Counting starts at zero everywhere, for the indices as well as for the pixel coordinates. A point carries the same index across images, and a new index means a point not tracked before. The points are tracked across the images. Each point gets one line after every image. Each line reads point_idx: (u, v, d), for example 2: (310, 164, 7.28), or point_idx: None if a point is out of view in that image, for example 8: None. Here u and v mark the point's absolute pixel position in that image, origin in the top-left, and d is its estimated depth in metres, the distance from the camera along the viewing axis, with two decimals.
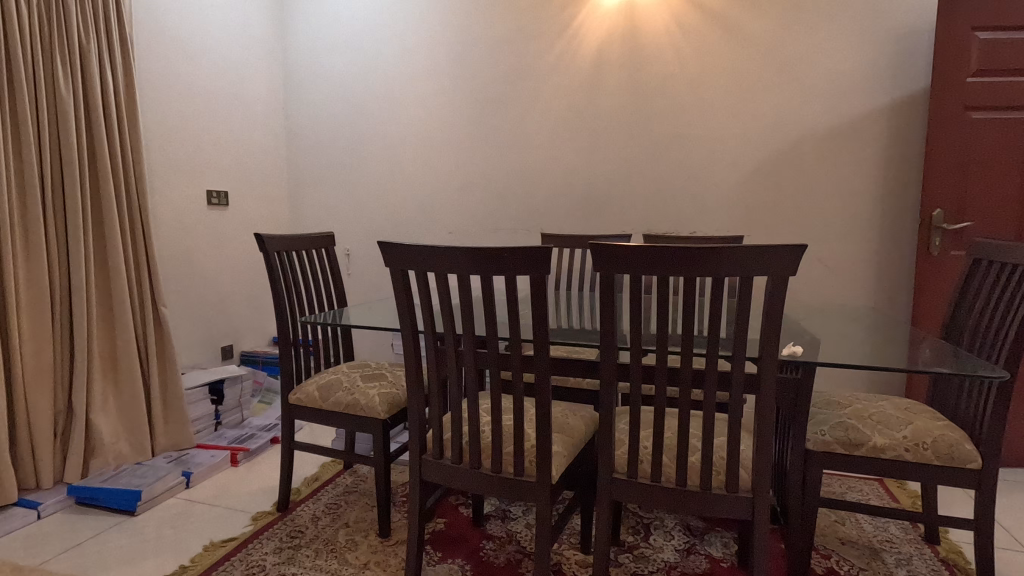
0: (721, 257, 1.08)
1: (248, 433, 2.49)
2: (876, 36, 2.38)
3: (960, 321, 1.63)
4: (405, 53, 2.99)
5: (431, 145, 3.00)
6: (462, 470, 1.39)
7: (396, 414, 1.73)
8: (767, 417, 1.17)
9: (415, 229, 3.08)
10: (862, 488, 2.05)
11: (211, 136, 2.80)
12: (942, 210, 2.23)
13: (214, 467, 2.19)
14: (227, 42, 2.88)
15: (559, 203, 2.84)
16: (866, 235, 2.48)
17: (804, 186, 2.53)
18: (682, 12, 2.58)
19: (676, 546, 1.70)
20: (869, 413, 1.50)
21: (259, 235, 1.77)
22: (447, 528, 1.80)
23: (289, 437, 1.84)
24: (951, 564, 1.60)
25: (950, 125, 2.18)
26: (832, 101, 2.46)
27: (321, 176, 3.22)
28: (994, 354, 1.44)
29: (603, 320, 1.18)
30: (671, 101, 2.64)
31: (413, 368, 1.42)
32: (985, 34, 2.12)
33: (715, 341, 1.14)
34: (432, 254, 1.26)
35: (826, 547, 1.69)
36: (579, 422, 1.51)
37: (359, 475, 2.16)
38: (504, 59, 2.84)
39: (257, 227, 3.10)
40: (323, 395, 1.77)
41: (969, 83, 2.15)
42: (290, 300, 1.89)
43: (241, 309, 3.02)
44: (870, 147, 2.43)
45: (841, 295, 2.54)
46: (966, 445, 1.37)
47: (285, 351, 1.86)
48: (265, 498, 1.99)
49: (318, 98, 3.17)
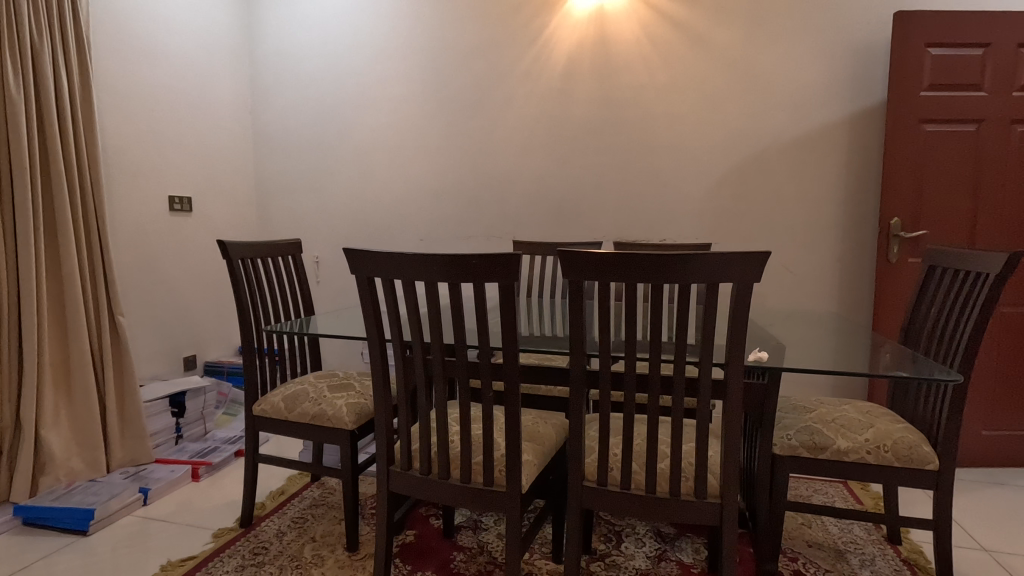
0: (688, 264, 1.09)
1: (210, 446, 2.40)
2: (836, 50, 2.46)
3: (916, 326, 1.68)
4: (376, 57, 2.96)
5: (402, 151, 2.98)
6: (430, 482, 1.37)
7: (364, 424, 1.69)
8: (734, 423, 1.18)
9: (386, 236, 3.04)
10: (828, 490, 2.10)
11: (173, 138, 2.72)
12: (900, 218, 2.30)
13: (173, 483, 2.10)
14: (190, 43, 2.81)
15: (531, 210, 2.84)
16: (829, 243, 2.55)
17: (770, 195, 2.59)
18: (651, 23, 2.63)
19: (647, 553, 1.70)
20: (832, 417, 1.53)
21: (222, 241, 1.72)
22: (417, 540, 1.77)
23: (253, 450, 1.78)
24: (912, 564, 1.64)
25: (906, 137, 2.26)
26: (796, 112, 2.52)
27: (290, 182, 3.16)
28: (949, 357, 1.49)
29: (573, 327, 1.17)
30: (641, 110, 2.68)
31: (381, 377, 1.39)
32: (937, 50, 2.21)
33: (682, 348, 1.14)
34: (399, 260, 1.24)
35: (793, 550, 1.72)
36: (550, 430, 1.50)
37: (327, 488, 2.11)
38: (476, 66, 2.84)
39: (221, 234, 3.01)
40: (289, 405, 1.72)
41: (923, 96, 2.24)
42: (254, 308, 1.84)
43: (206, 318, 2.94)
44: (832, 157, 2.51)
45: (806, 302, 2.60)
46: (924, 447, 1.41)
47: (249, 361, 1.80)
48: (227, 514, 1.92)
49: (286, 102, 3.12)
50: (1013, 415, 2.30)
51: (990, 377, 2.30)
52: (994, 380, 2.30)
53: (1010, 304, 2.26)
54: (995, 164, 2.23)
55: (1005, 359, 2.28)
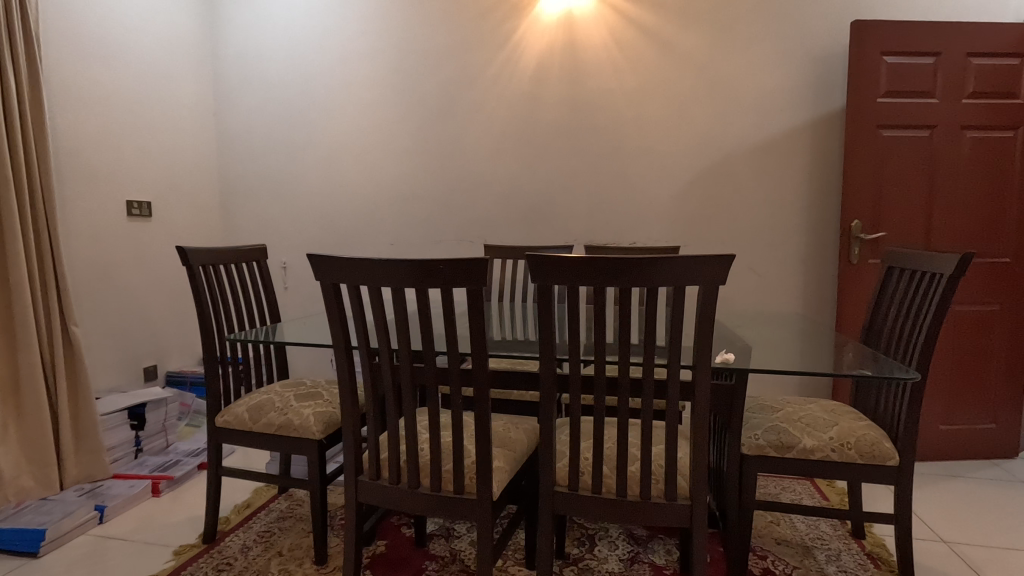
0: (655, 267, 1.09)
1: (172, 460, 2.32)
2: (797, 58, 2.53)
3: (877, 325, 1.73)
4: (343, 60, 2.91)
5: (371, 155, 2.93)
6: (400, 491, 1.34)
7: (332, 434, 1.65)
8: (703, 424, 1.19)
9: (355, 240, 2.99)
10: (795, 487, 2.14)
11: (131, 140, 2.63)
12: (860, 220, 2.37)
13: (133, 499, 2.02)
14: (149, 41, 2.72)
15: (501, 213, 2.84)
16: (793, 246, 2.61)
17: (736, 198, 2.63)
18: (619, 29, 2.65)
19: (620, 556, 1.70)
20: (798, 416, 1.56)
21: (181, 248, 1.65)
22: (388, 550, 1.73)
23: (216, 463, 1.72)
24: (876, 557, 1.68)
25: (865, 141, 2.33)
26: (760, 117, 2.58)
27: (255, 186, 3.09)
28: (908, 355, 1.53)
29: (542, 331, 1.17)
30: (610, 115, 2.70)
31: (348, 386, 1.36)
32: (892, 58, 2.29)
33: (651, 350, 1.15)
34: (365, 266, 1.21)
35: (762, 548, 1.74)
36: (521, 435, 1.49)
37: (294, 499, 2.06)
38: (446, 69, 2.82)
39: (183, 240, 2.92)
40: (253, 416, 1.67)
41: (880, 102, 2.31)
42: (216, 316, 1.78)
43: (168, 328, 2.85)
44: (794, 161, 2.57)
45: (773, 302, 2.65)
46: (885, 444, 1.45)
47: (211, 371, 1.73)
48: (189, 530, 1.85)
49: (250, 104, 3.05)
50: (968, 409, 2.39)
51: (948, 373, 2.38)
52: (951, 377, 2.38)
53: (964, 303, 2.34)
54: (948, 168, 2.32)
55: (959, 355, 2.37)
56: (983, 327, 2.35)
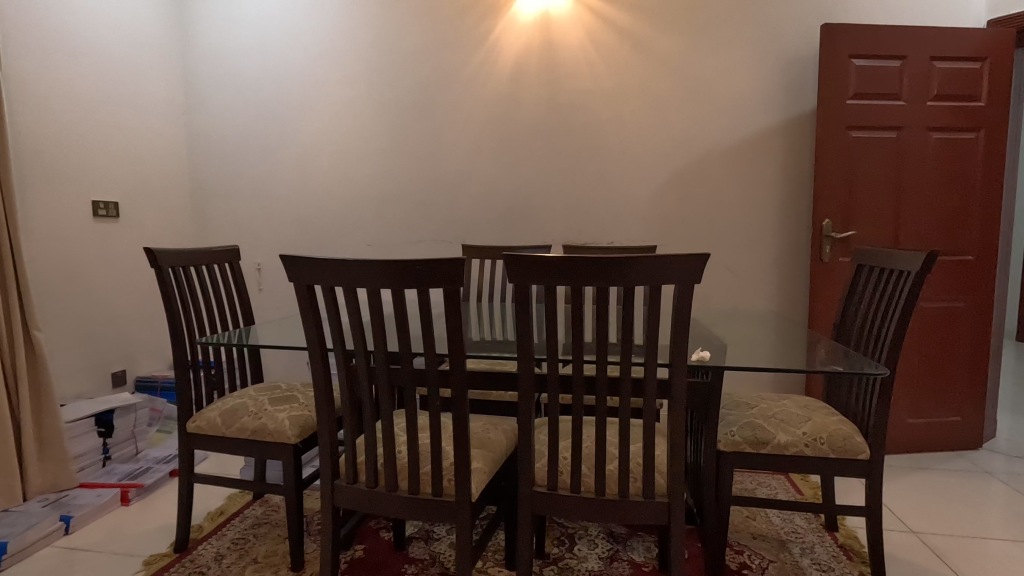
0: (632, 266, 1.10)
1: (142, 467, 2.26)
2: (770, 60, 2.58)
3: (848, 322, 1.77)
4: (318, 58, 2.87)
5: (347, 155, 2.90)
6: (377, 494, 1.32)
7: (308, 437, 1.63)
8: (680, 422, 1.20)
9: (331, 241, 2.95)
10: (770, 482, 2.17)
11: (97, 139, 2.55)
12: (831, 219, 2.42)
13: (100, 509, 1.96)
14: (116, 37, 2.64)
15: (480, 213, 2.83)
16: (767, 245, 2.65)
17: (711, 197, 2.67)
18: (596, 29, 2.66)
19: (600, 554, 1.71)
20: (773, 412, 1.59)
21: (150, 249, 1.60)
22: (367, 555, 1.71)
23: (188, 470, 1.68)
24: (848, 549, 1.72)
25: (835, 142, 2.38)
26: (734, 118, 2.62)
27: (227, 186, 3.02)
28: (877, 351, 1.57)
29: (520, 331, 1.16)
30: (587, 115, 2.71)
31: (323, 388, 1.34)
32: (861, 61, 2.34)
33: (629, 348, 1.15)
34: (340, 267, 1.19)
35: (739, 543, 1.76)
36: (500, 436, 1.49)
37: (270, 505, 2.02)
38: (423, 69, 2.80)
39: (153, 241, 2.85)
40: (226, 420, 1.63)
41: (849, 104, 2.36)
42: (187, 318, 1.73)
43: (138, 332, 2.78)
44: (767, 161, 2.62)
45: (747, 300, 2.69)
46: (856, 438, 1.48)
47: (182, 375, 1.69)
48: (160, 539, 1.80)
49: (222, 103, 2.98)
50: (935, 403, 2.46)
51: (916, 368, 2.45)
52: (919, 371, 2.45)
53: (930, 300, 2.41)
54: (914, 169, 2.39)
55: (926, 351, 2.43)
56: (948, 323, 2.42)
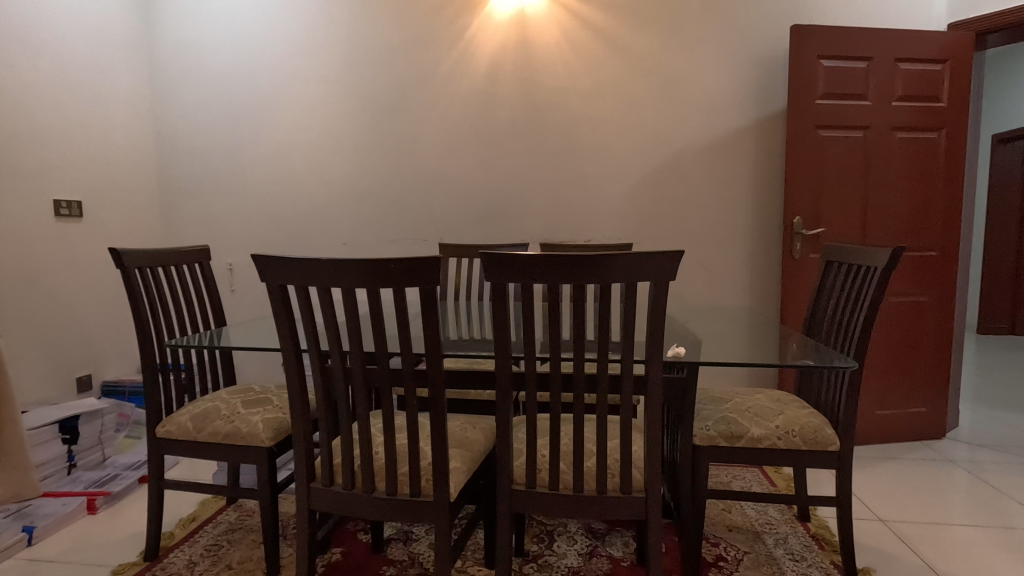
0: (608, 263, 1.10)
1: (110, 475, 2.20)
2: (742, 61, 2.62)
3: (818, 317, 1.81)
4: (291, 55, 2.82)
5: (321, 153, 2.85)
6: (355, 497, 1.30)
7: (283, 440, 1.60)
8: (656, 417, 1.21)
9: (306, 241, 2.90)
10: (745, 475, 2.22)
11: (58, 136, 2.46)
12: (802, 217, 2.47)
13: (66, 518, 1.90)
14: (78, 31, 2.55)
15: (457, 212, 2.82)
16: (741, 242, 2.70)
17: (686, 196, 2.70)
18: (572, 28, 2.67)
19: (579, 550, 1.72)
20: (747, 407, 1.62)
21: (115, 249, 1.55)
22: (344, 558, 1.69)
23: (158, 476, 1.63)
24: (820, 539, 1.76)
25: (805, 141, 2.43)
26: (707, 117, 2.66)
27: (197, 185, 2.95)
28: (846, 345, 1.61)
29: (497, 330, 1.16)
30: (564, 114, 2.72)
31: (298, 390, 1.31)
32: (829, 62, 2.40)
33: (606, 345, 1.16)
34: (314, 266, 1.17)
35: (715, 535, 1.79)
36: (478, 435, 1.48)
37: (244, 510, 1.98)
38: (398, 66, 2.77)
39: (119, 242, 2.76)
40: (197, 424, 1.59)
41: (818, 104, 2.41)
42: (155, 321, 1.69)
43: (104, 335, 2.69)
44: (740, 160, 2.66)
45: (721, 296, 2.73)
46: (827, 430, 1.51)
47: (150, 379, 1.64)
48: (129, 548, 1.75)
49: (191, 100, 2.91)
50: (901, 394, 2.53)
51: (883, 360, 2.52)
52: (886, 364, 2.52)
53: (896, 294, 2.48)
54: (880, 167, 2.45)
55: (892, 344, 2.51)
56: (913, 316, 2.50)
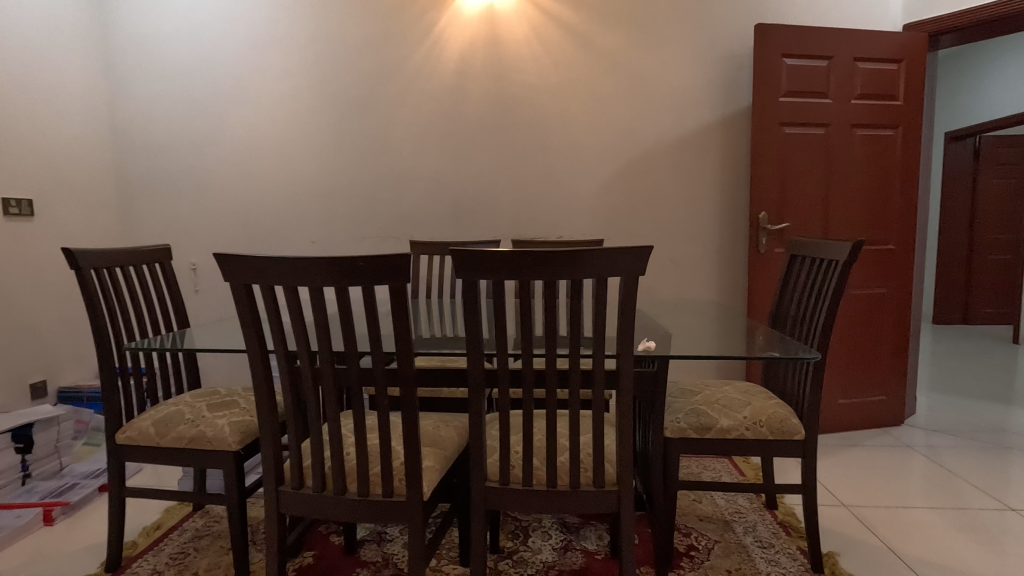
0: (579, 259, 1.11)
1: (68, 484, 2.11)
2: (708, 59, 2.66)
3: (783, 310, 1.86)
4: (254, 49, 2.75)
5: (286, 149, 2.79)
6: (325, 499, 1.28)
7: (250, 444, 1.56)
8: (627, 411, 1.22)
9: (273, 239, 2.84)
10: (715, 466, 2.26)
11: (6, 131, 2.35)
12: (767, 213, 2.53)
13: (19, 531, 1.81)
14: (27, 21, 2.43)
15: (428, 209, 2.79)
16: (709, 237, 2.75)
17: (656, 192, 2.74)
18: (541, 25, 2.67)
19: (553, 545, 1.73)
20: (716, 399, 1.65)
21: (69, 249, 1.48)
22: (317, 561, 1.66)
23: (119, 483, 1.57)
24: (787, 526, 1.81)
25: (769, 138, 2.49)
26: (675, 114, 2.69)
27: (158, 183, 2.85)
28: (810, 336, 1.65)
29: (468, 327, 1.15)
30: (534, 110, 2.72)
31: (265, 392, 1.28)
32: (792, 60, 2.45)
33: (578, 341, 1.16)
34: (280, 265, 1.14)
35: (686, 525, 1.82)
36: (451, 433, 1.48)
37: (212, 516, 1.93)
38: (366, 61, 2.73)
39: (75, 242, 2.65)
40: (160, 430, 1.54)
41: (782, 102, 2.47)
42: (113, 323, 1.62)
43: (59, 339, 2.59)
44: (707, 156, 2.70)
45: (691, 291, 2.78)
46: (793, 420, 1.55)
47: (109, 384, 1.58)
48: (90, 559, 1.69)
49: (150, 95, 2.81)
50: (863, 384, 2.62)
51: (845, 351, 2.60)
52: (848, 354, 2.60)
53: (857, 287, 2.56)
54: (841, 164, 2.53)
55: (853, 335, 2.59)
56: (873, 308, 2.58)
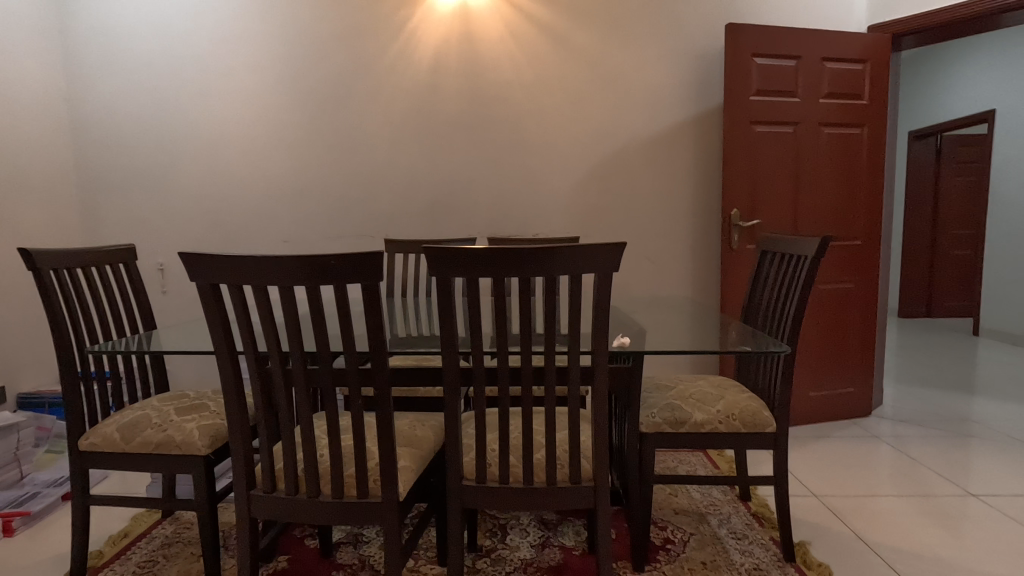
0: (553, 256, 1.10)
1: (28, 493, 2.03)
2: (681, 58, 2.69)
3: (754, 305, 1.89)
4: (223, 43, 2.68)
5: (257, 147, 2.73)
6: (298, 502, 1.26)
7: (221, 447, 1.52)
8: (603, 407, 1.23)
9: (244, 239, 2.78)
10: (691, 460, 2.30)
11: None
12: (739, 209, 2.57)
13: None
14: None
15: (403, 207, 2.76)
16: (683, 234, 2.78)
17: (631, 189, 2.76)
18: (516, 22, 2.66)
19: (531, 542, 1.73)
20: (690, 393, 1.67)
21: (26, 249, 1.42)
22: (291, 565, 1.63)
23: (83, 491, 1.52)
24: (760, 517, 1.84)
25: (741, 136, 2.52)
26: (649, 112, 2.71)
27: (123, 181, 2.77)
28: (780, 330, 1.68)
29: (443, 325, 1.14)
30: (509, 108, 2.71)
31: (234, 394, 1.25)
32: (762, 60, 2.50)
33: (553, 338, 1.16)
34: (249, 264, 1.12)
35: (662, 519, 1.85)
36: (427, 432, 1.46)
37: (182, 523, 1.88)
38: (338, 57, 2.69)
39: (34, 242, 2.56)
40: (126, 435, 1.49)
41: (752, 101, 2.51)
42: (75, 326, 1.56)
43: (17, 343, 2.49)
44: (681, 154, 2.74)
45: (666, 287, 2.81)
46: (764, 413, 1.58)
47: (71, 389, 1.52)
48: (53, 570, 1.63)
49: (113, 90, 2.72)
50: (832, 376, 2.69)
51: (815, 345, 2.65)
52: (817, 348, 2.66)
53: (825, 282, 2.62)
54: (809, 162, 2.58)
55: (822, 329, 2.65)
56: (841, 303, 2.65)
